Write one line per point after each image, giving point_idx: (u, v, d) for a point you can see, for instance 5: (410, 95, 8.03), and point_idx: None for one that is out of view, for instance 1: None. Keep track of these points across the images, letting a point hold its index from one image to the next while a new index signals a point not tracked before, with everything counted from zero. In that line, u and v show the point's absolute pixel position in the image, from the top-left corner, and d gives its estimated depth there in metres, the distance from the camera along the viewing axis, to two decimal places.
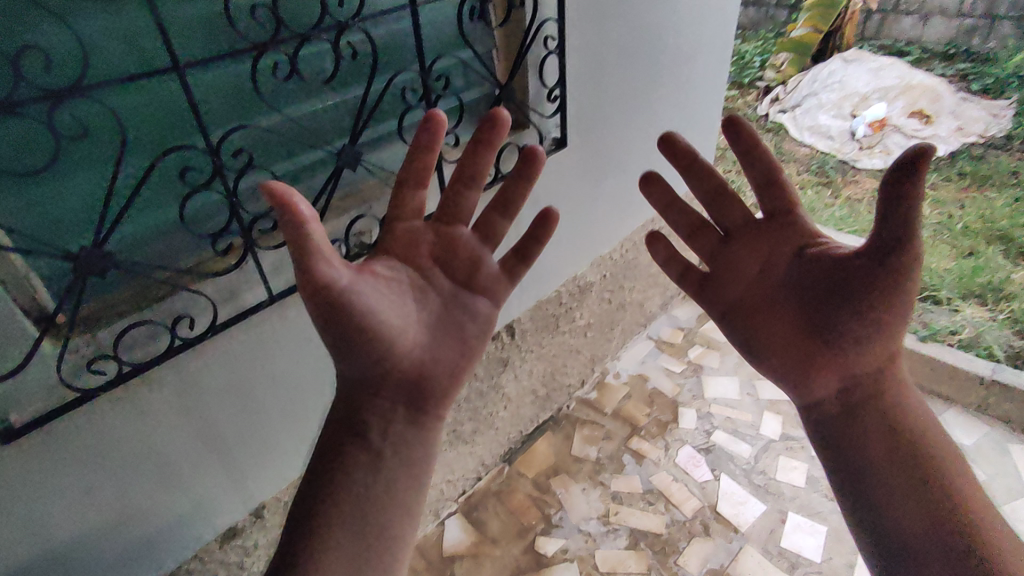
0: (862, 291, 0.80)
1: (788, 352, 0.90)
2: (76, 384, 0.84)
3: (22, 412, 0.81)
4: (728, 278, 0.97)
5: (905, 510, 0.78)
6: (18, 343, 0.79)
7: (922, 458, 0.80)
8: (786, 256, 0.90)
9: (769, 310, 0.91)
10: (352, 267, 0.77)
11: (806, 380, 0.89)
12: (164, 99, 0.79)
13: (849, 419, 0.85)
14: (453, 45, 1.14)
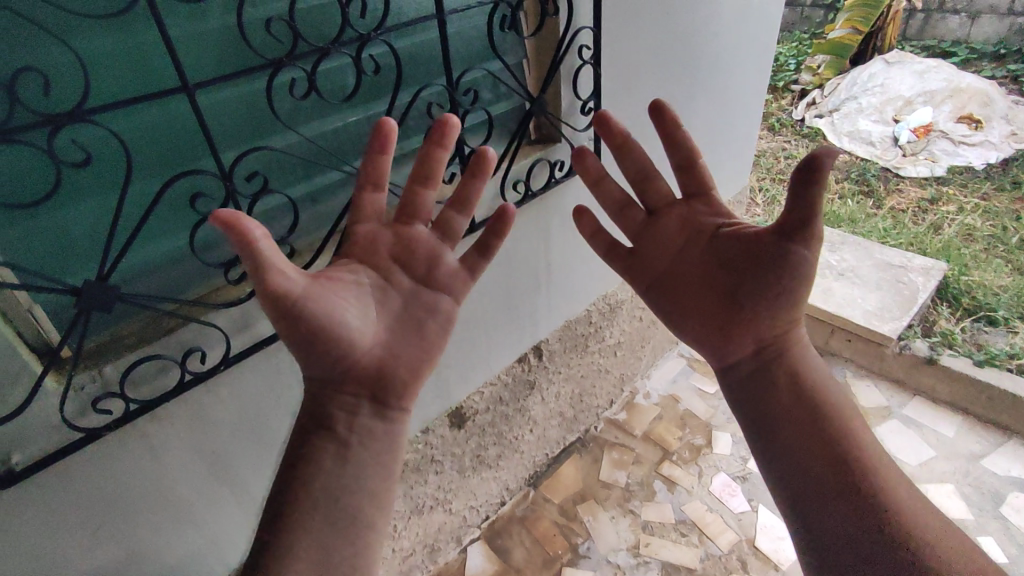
0: (772, 262, 0.81)
1: (706, 324, 0.90)
2: (81, 422, 0.78)
3: (24, 453, 0.75)
4: (648, 254, 0.96)
5: (814, 465, 0.78)
6: (21, 384, 0.73)
7: (828, 419, 0.80)
8: (703, 234, 0.91)
9: (692, 285, 0.91)
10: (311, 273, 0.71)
11: (723, 347, 0.89)
12: (173, 121, 0.73)
13: (765, 390, 0.85)
14: (481, 56, 1.07)
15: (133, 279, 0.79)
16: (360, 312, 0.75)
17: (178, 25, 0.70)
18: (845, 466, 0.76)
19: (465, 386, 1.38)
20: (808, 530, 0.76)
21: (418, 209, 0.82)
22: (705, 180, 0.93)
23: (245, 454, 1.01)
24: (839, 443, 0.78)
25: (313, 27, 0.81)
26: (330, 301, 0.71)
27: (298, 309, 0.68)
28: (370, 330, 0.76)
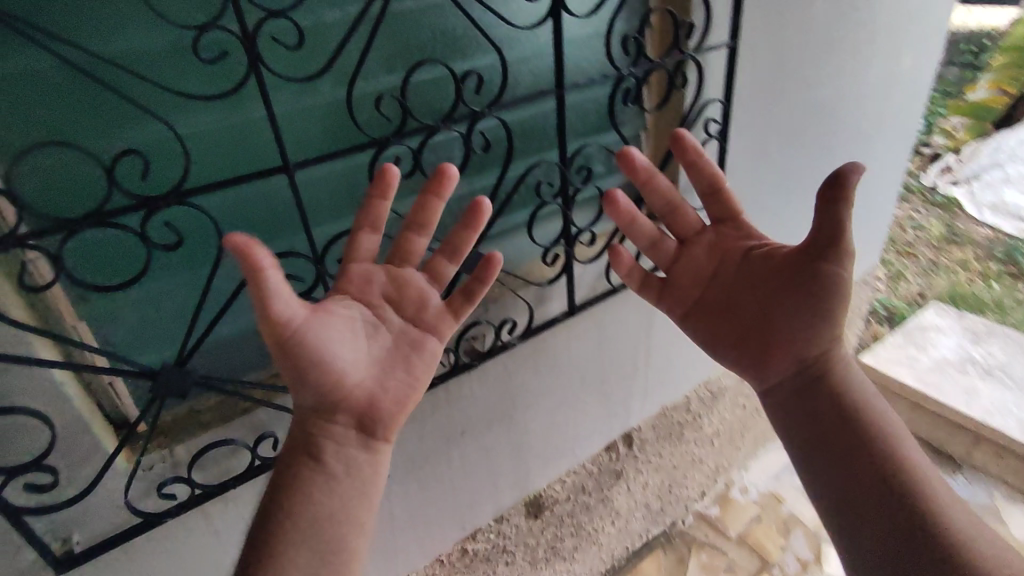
0: (806, 282, 0.73)
1: (740, 349, 0.80)
2: (144, 504, 0.74)
3: (86, 532, 0.72)
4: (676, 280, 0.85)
5: (872, 499, 0.69)
6: (92, 463, 0.69)
7: (871, 438, 0.72)
8: (732, 255, 0.82)
9: (728, 309, 0.81)
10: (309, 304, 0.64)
11: (764, 371, 0.79)
12: (270, 199, 0.69)
13: (812, 418, 0.75)
14: (597, 128, 0.99)
15: (216, 357, 0.74)
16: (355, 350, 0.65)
17: (285, 101, 0.65)
18: (892, 489, 0.69)
19: (547, 475, 1.25)
20: (865, 561, 0.68)
21: (408, 252, 0.70)
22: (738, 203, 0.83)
23: None
24: (883, 465, 0.70)
25: (427, 102, 0.76)
26: (326, 336, 0.63)
27: (292, 341, 0.61)
28: (364, 373, 0.66)
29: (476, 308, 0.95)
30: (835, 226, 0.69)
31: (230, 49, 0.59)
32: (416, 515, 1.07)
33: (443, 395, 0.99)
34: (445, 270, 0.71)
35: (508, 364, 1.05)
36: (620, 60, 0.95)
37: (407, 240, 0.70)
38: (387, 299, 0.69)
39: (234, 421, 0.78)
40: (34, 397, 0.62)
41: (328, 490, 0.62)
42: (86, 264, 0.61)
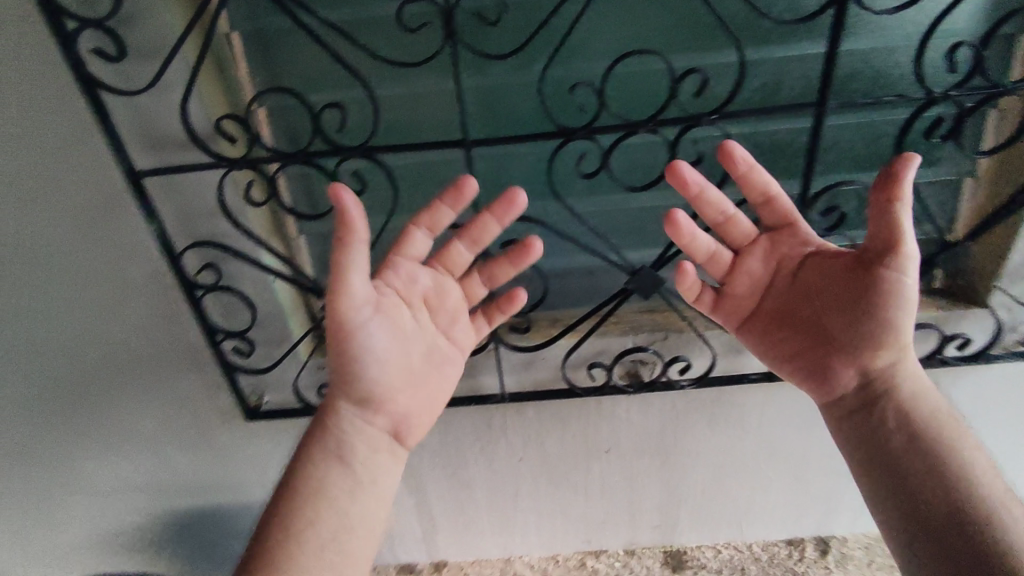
0: (861, 293, 0.59)
1: (801, 359, 0.64)
2: (310, 395, 0.89)
3: (272, 396, 0.91)
4: (735, 292, 0.67)
5: (958, 530, 0.52)
6: (282, 347, 0.86)
7: (938, 456, 0.55)
8: (787, 257, 0.65)
9: (794, 302, 0.65)
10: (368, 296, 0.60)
11: (825, 378, 0.63)
12: (445, 168, 0.73)
13: (877, 429, 0.59)
14: (883, 162, 0.74)
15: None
16: (387, 339, 0.61)
17: (476, 79, 0.67)
18: (936, 500, 0.54)
19: (698, 532, 1.11)
20: None
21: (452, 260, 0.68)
22: (893, 227, 0.55)
23: (436, 476, 1.03)
24: (914, 476, 0.55)
25: (633, 97, 0.67)
26: (372, 337, 0.60)
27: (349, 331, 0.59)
28: (395, 376, 0.62)
29: (652, 331, 0.85)
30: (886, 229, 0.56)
31: (431, 24, 0.62)
32: (540, 500, 1.07)
33: (592, 405, 0.94)
34: (477, 291, 0.69)
35: (678, 403, 0.93)
36: (951, 78, 0.67)
37: (452, 249, 0.67)
38: (424, 301, 0.66)
39: None
40: (251, 282, 0.80)
41: (350, 492, 0.59)
42: (302, 195, 0.76)
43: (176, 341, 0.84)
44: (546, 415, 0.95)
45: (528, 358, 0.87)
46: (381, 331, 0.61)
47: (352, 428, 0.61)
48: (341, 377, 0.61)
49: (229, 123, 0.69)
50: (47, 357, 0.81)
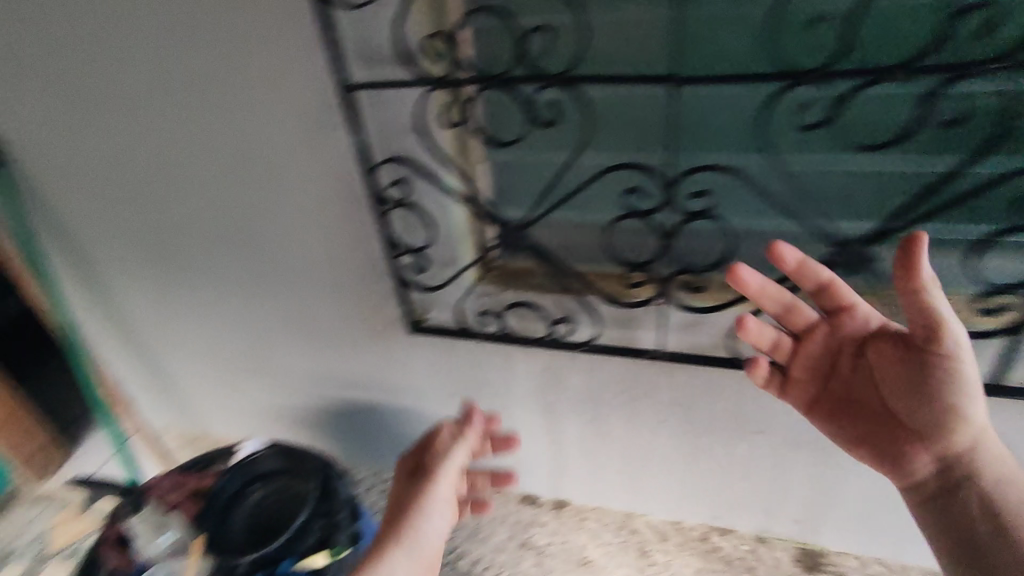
0: (917, 380, 0.59)
1: (874, 443, 0.66)
2: (471, 318, 0.93)
3: (435, 313, 0.96)
4: (800, 375, 0.70)
5: None
6: (449, 269, 0.90)
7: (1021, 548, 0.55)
8: (847, 341, 0.67)
9: (858, 385, 0.66)
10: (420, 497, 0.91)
11: (897, 460, 0.64)
12: (642, 107, 0.69)
13: (959, 512, 0.60)
14: None
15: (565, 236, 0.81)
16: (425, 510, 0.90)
17: (695, 9, 0.61)
18: None
19: (839, 535, 1.04)
20: None
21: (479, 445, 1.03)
22: (927, 318, 0.55)
23: (573, 419, 1.05)
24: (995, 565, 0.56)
25: (883, 38, 0.57)
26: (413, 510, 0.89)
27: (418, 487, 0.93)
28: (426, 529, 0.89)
29: None
30: (924, 321, 0.55)
31: None
32: (672, 465, 1.05)
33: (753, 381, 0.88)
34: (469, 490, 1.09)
35: None
36: None
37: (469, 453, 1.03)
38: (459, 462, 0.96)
39: (547, 293, 0.88)
40: (434, 203, 0.83)
41: None
42: (497, 125, 0.76)
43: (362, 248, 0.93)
44: (697, 383, 0.91)
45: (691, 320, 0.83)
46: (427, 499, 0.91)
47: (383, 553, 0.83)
48: (390, 521, 0.89)
49: (435, 42, 0.70)
50: (273, 234, 0.96)
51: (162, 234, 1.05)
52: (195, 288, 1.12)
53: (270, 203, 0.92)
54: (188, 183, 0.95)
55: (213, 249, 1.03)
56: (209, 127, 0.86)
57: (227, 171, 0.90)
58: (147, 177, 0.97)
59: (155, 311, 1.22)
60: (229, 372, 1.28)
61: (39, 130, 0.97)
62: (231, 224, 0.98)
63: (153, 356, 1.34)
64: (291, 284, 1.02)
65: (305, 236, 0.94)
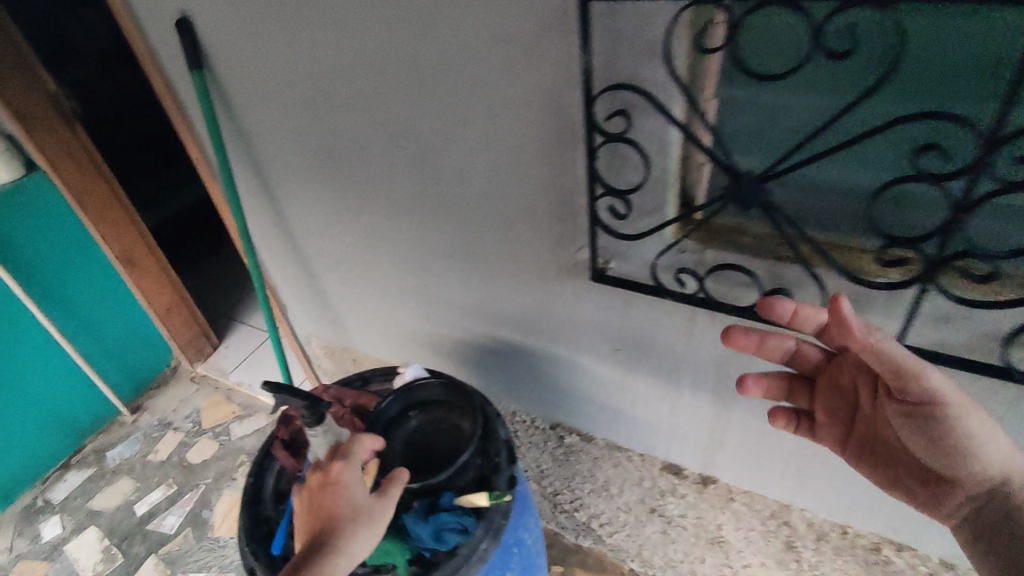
0: (914, 418, 0.64)
1: (909, 481, 0.70)
2: (663, 275, 0.84)
3: (620, 264, 0.89)
4: (825, 416, 0.78)
5: None
6: (650, 219, 0.81)
7: None
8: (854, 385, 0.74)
9: (873, 427, 0.72)
10: (328, 502, 0.69)
11: (934, 492, 0.68)
12: (977, 43, 0.55)
13: (1007, 539, 0.62)
14: None
15: (807, 197, 0.70)
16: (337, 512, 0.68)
17: None
18: None
19: None
20: None
21: None
22: (884, 362, 0.59)
23: (749, 401, 0.96)
24: None
25: None
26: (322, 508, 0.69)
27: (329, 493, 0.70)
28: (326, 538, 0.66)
29: None
30: (886, 366, 0.59)
31: None
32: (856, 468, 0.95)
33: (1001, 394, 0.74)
34: None
35: None
36: None
37: None
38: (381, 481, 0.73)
39: (763, 258, 0.77)
40: (652, 142, 0.73)
41: None
42: (755, 54, 0.63)
43: (554, 185, 0.85)
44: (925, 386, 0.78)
45: (946, 313, 0.69)
46: (336, 496, 0.69)
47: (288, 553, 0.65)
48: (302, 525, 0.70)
49: None
50: (462, 160, 0.91)
51: (345, 151, 1.03)
52: (367, 208, 1.11)
53: (467, 127, 0.86)
54: (383, 99, 0.91)
55: (395, 171, 1.00)
56: (416, 39, 0.80)
57: (426, 89, 0.85)
58: (340, 90, 0.94)
59: (322, 228, 1.23)
60: (382, 296, 1.29)
61: (240, 34, 0.96)
62: (419, 146, 0.93)
63: (310, 270, 1.37)
64: (468, 214, 0.98)
65: (497, 164, 0.88)
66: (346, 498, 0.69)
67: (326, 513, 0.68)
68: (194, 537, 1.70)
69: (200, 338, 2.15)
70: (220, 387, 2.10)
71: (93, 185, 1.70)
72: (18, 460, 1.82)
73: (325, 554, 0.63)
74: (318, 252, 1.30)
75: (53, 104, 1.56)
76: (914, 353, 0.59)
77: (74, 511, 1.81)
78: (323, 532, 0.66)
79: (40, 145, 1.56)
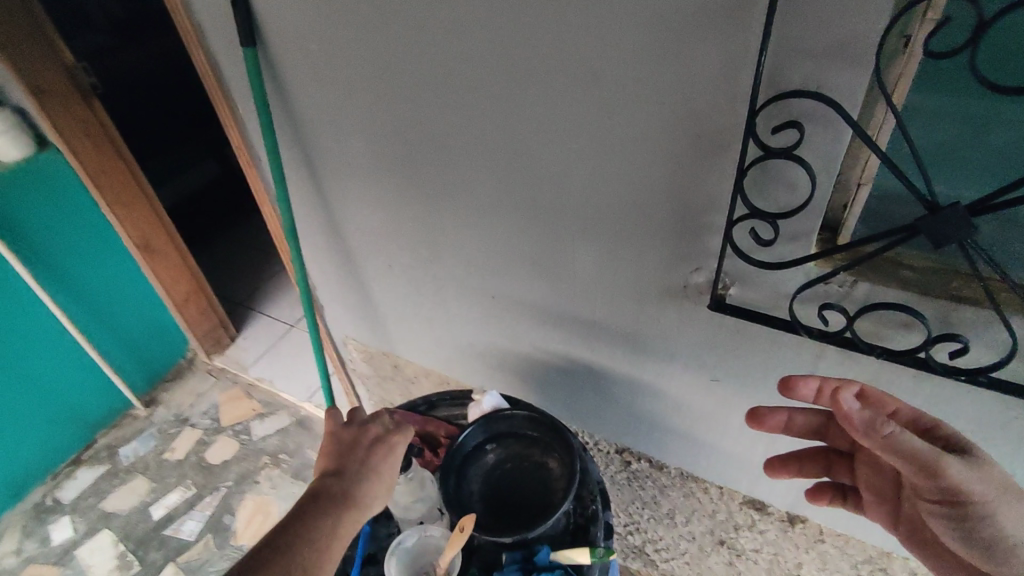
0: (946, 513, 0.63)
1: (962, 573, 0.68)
2: (799, 310, 0.74)
3: (742, 292, 0.79)
4: (871, 493, 0.78)
5: None
6: (793, 247, 0.70)
7: None
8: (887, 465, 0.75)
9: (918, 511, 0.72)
10: (370, 458, 0.74)
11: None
12: None
13: None
14: None
15: (1017, 232, 0.61)
16: (374, 471, 0.73)
17: None
18: None
19: None
20: None
21: None
22: (900, 450, 0.59)
23: None
24: None
25: None
26: (365, 462, 0.74)
27: (374, 448, 0.76)
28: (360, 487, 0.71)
29: None
30: (900, 457, 0.59)
31: None
32: None
33: None
34: None
35: None
36: None
37: None
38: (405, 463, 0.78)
39: (932, 297, 0.67)
40: (822, 156, 0.61)
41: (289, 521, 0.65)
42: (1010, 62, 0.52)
43: (676, 199, 0.74)
44: None
45: None
46: (378, 459, 0.75)
47: (325, 484, 0.70)
48: (338, 458, 0.74)
49: None
50: (565, 163, 0.79)
51: (419, 143, 0.90)
52: (435, 208, 0.98)
53: (579, 125, 0.73)
54: (477, 88, 0.77)
55: (478, 174, 0.88)
56: (533, 24, 0.68)
57: (534, 84, 0.73)
58: (424, 73, 0.80)
59: (375, 227, 1.10)
60: (439, 303, 1.17)
61: (305, 4, 0.82)
62: (516, 150, 0.81)
63: (355, 274, 1.24)
64: (561, 226, 0.87)
65: (609, 170, 0.76)
66: (386, 462, 0.75)
67: (365, 463, 0.74)
68: (215, 545, 1.60)
69: (218, 329, 2.02)
70: (239, 381, 1.99)
71: (110, 165, 1.57)
72: (27, 456, 1.70)
73: (353, 503, 0.69)
74: (367, 252, 1.17)
75: (67, 74, 1.41)
76: (932, 448, 0.58)
77: (85, 512, 1.70)
78: (349, 474, 0.72)
79: (53, 119, 1.42)
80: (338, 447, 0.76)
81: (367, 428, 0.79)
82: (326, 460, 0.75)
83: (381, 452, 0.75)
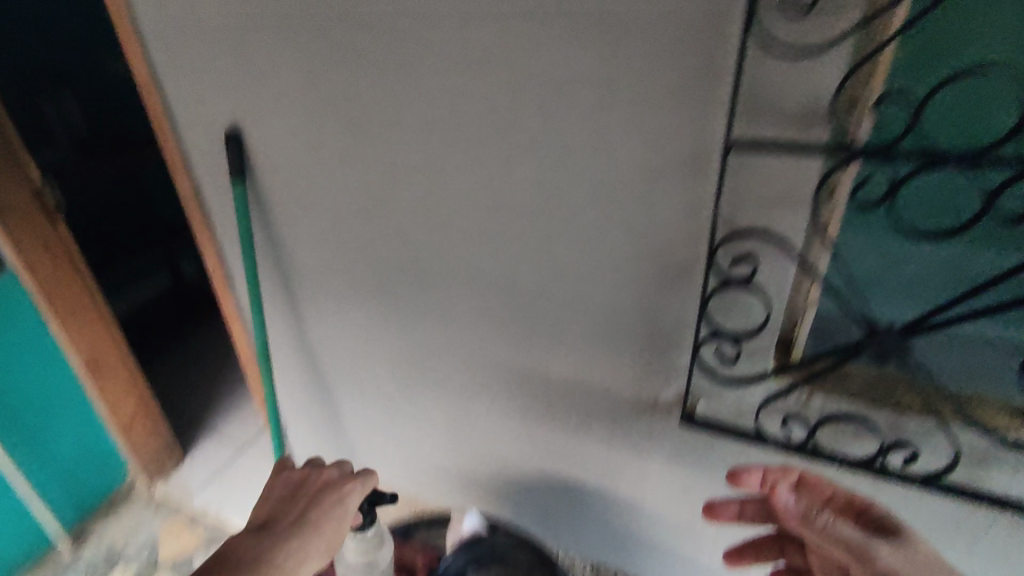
0: None
1: None
2: (764, 423, 0.77)
3: (708, 405, 0.81)
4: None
5: None
6: (754, 364, 0.76)
7: None
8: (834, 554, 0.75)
9: None
10: (307, 506, 0.81)
11: None
12: None
13: None
14: None
15: (941, 344, 0.71)
16: (307, 511, 0.80)
17: None
18: None
19: None
20: None
21: None
22: (829, 535, 0.66)
23: None
24: None
25: None
26: (302, 503, 0.81)
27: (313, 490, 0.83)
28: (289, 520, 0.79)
29: None
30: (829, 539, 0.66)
31: None
32: None
33: None
34: None
35: None
36: None
37: None
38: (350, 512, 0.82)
39: (882, 410, 0.72)
40: (772, 287, 0.70)
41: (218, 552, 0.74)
42: (921, 214, 0.62)
43: (646, 320, 0.80)
44: None
45: None
46: (316, 498, 0.81)
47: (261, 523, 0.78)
48: (284, 496, 0.83)
49: (875, 111, 0.58)
50: (540, 289, 0.84)
51: (402, 269, 0.94)
52: (415, 329, 1.00)
53: (556, 254, 0.80)
54: (463, 219, 0.83)
55: (456, 299, 0.93)
56: (515, 171, 0.75)
57: (514, 220, 0.80)
58: (410, 206, 0.85)
59: (350, 348, 1.11)
60: (413, 421, 1.16)
61: (297, 145, 0.88)
62: (494, 277, 0.87)
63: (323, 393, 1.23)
64: (537, 346, 0.91)
65: (583, 294, 0.82)
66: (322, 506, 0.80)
67: (303, 509, 0.80)
68: None
69: (166, 452, 1.90)
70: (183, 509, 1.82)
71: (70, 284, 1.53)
72: None
73: (275, 544, 0.75)
74: (340, 372, 1.16)
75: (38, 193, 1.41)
76: (855, 534, 0.64)
77: None
78: (283, 520, 0.79)
79: (21, 245, 1.38)
80: (283, 490, 0.84)
81: (318, 474, 0.85)
82: (270, 504, 0.82)
83: (319, 502, 0.81)
